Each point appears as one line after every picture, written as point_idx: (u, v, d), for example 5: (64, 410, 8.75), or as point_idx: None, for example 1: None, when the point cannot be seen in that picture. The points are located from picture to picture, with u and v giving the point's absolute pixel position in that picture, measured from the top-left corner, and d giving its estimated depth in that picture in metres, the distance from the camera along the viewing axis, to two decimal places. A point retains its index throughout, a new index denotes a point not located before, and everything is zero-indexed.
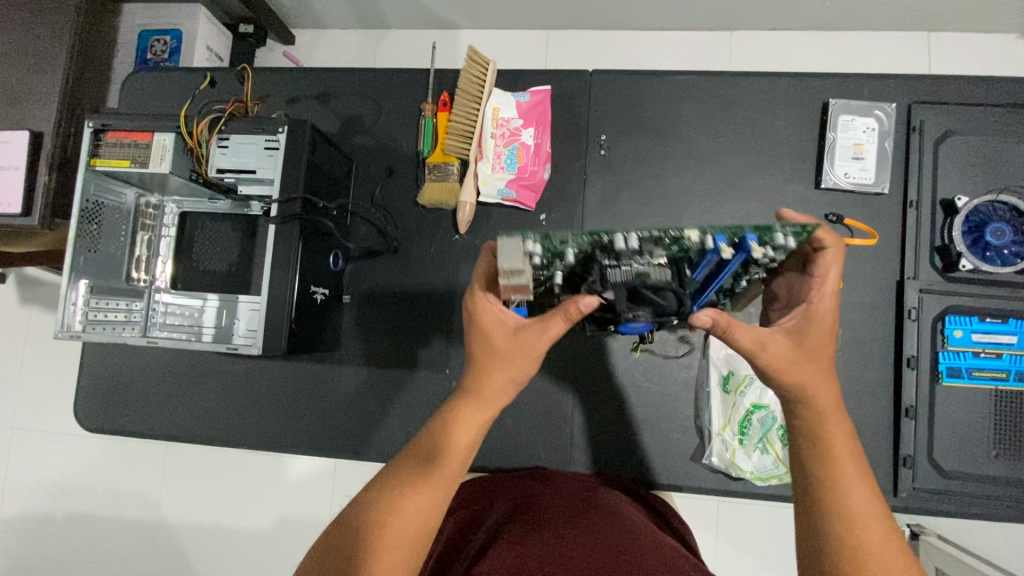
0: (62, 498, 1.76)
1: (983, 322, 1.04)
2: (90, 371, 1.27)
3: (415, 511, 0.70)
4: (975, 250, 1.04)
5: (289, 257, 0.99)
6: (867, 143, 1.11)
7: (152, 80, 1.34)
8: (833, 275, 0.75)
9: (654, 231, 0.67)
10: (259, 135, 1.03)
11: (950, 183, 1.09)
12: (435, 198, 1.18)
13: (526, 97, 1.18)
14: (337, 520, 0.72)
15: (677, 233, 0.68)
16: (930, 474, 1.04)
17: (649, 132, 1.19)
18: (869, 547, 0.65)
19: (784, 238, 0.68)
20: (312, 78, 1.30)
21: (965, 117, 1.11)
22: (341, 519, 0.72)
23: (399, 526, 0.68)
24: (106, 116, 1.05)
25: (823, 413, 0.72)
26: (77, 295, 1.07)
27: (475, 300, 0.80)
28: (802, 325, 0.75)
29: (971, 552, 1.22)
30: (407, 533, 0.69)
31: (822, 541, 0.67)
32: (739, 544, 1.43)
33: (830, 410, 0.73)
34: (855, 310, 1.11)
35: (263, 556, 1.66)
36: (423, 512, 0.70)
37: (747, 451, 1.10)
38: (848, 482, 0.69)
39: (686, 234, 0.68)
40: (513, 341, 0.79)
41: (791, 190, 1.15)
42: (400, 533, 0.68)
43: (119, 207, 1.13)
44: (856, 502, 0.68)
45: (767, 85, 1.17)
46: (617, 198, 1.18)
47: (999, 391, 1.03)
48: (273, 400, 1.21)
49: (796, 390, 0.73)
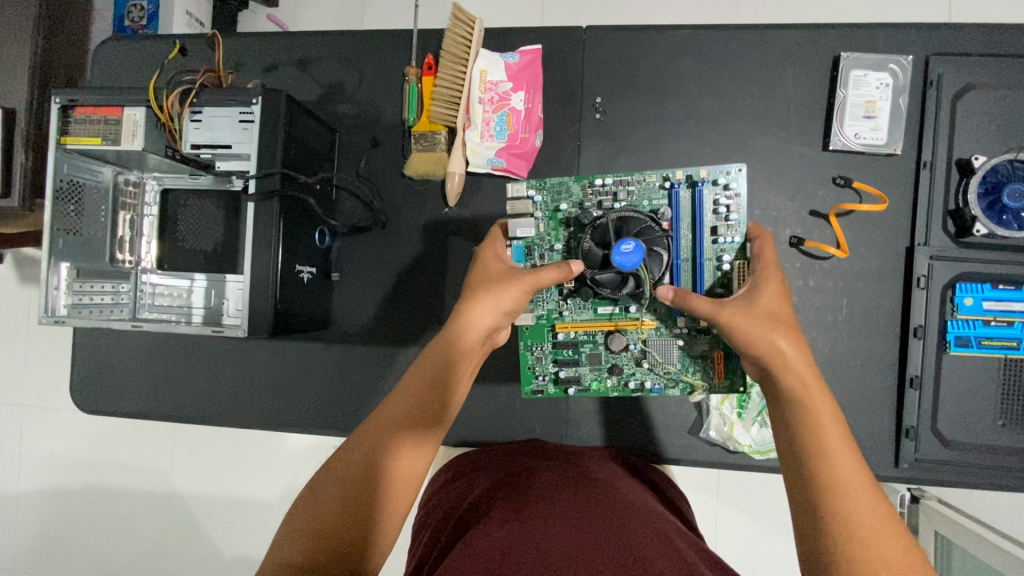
0: (72, 474, 1.79)
1: (995, 289, 1.00)
2: (84, 354, 1.26)
3: (408, 458, 0.76)
4: (991, 215, 0.98)
5: (270, 235, 0.96)
6: (880, 100, 1.03)
7: (121, 49, 1.27)
8: (771, 247, 0.86)
9: (622, 175, 0.94)
10: (233, 108, 0.98)
11: (968, 142, 1.02)
12: (422, 168, 1.13)
13: (515, 57, 1.11)
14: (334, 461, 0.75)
15: (641, 180, 0.94)
16: (933, 445, 1.02)
17: (647, 93, 1.12)
18: (857, 511, 0.63)
19: (724, 180, 0.92)
20: (291, 43, 1.23)
21: (987, 69, 1.03)
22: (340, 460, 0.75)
23: (395, 477, 0.74)
24: (72, 90, 1.00)
25: (800, 378, 0.73)
26: (59, 280, 1.04)
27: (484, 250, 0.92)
28: (754, 291, 0.81)
29: (972, 517, 1.22)
30: (406, 477, 0.75)
31: (810, 507, 0.66)
32: (740, 511, 1.44)
33: (806, 376, 0.73)
34: (862, 279, 1.07)
35: (272, 525, 1.69)
36: (417, 459, 0.77)
37: (745, 425, 1.07)
38: (832, 446, 0.68)
39: (647, 176, 0.94)
40: (507, 291, 0.85)
41: (796, 153, 1.09)
42: (395, 486, 0.74)
43: (97, 185, 1.08)
44: (844, 472, 0.66)
45: (773, 39, 1.09)
46: (613, 164, 1.12)
47: (1008, 360, 1.00)
48: (267, 380, 1.20)
49: (766, 353, 0.75)
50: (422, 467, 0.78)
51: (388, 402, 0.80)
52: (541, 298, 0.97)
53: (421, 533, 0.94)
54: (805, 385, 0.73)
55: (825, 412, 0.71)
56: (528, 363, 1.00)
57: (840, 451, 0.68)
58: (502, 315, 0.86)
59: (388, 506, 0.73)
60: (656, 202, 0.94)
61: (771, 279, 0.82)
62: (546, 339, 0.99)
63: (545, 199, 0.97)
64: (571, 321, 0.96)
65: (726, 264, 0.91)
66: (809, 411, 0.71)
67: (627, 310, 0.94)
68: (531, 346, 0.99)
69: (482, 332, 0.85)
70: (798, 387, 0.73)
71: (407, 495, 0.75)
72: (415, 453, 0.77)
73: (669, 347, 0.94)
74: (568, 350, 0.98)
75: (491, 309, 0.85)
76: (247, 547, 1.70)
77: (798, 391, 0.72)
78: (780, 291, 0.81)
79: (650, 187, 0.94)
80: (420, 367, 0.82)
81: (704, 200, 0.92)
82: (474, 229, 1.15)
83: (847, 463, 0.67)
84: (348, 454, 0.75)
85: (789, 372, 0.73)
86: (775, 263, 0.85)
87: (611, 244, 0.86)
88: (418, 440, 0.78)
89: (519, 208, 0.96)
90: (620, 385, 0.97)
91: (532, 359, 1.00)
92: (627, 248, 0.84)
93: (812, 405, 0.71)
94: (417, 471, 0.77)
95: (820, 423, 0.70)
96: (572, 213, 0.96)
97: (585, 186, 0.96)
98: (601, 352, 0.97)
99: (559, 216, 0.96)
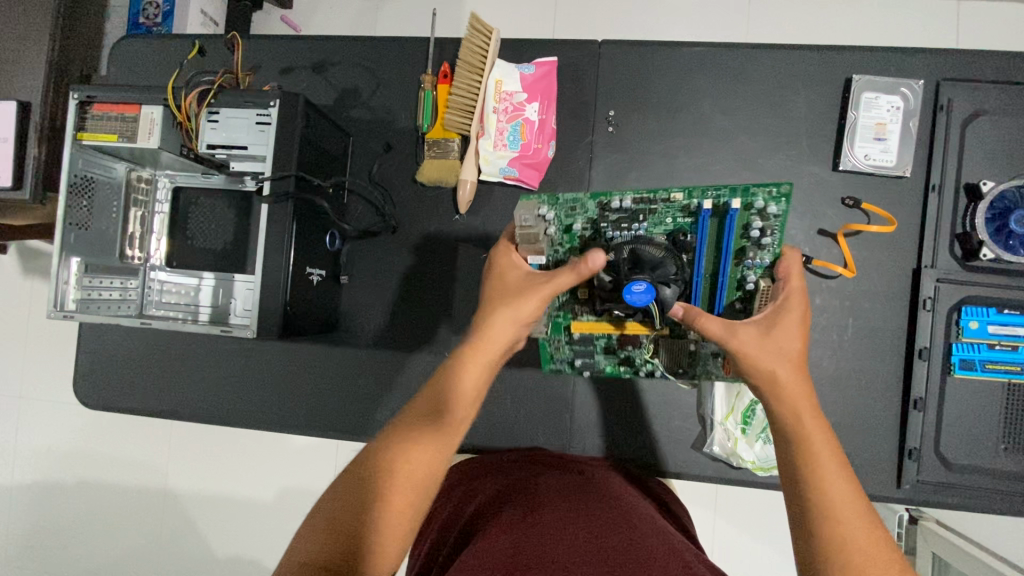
0: (68, 467, 1.78)
1: (1001, 314, 1.00)
2: (88, 348, 1.26)
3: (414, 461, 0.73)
4: (998, 239, 0.99)
5: (283, 236, 0.96)
6: (890, 123, 1.05)
7: (138, 48, 1.28)
8: (795, 274, 0.85)
9: (644, 194, 0.92)
10: (250, 109, 0.99)
11: (976, 167, 1.03)
12: (434, 175, 1.14)
13: (530, 68, 1.12)
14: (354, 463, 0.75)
15: (666, 199, 0.92)
16: (935, 467, 1.02)
17: (660, 108, 1.13)
18: (852, 539, 0.64)
19: (761, 203, 0.88)
20: (308, 46, 1.24)
21: (997, 96, 1.04)
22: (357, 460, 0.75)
23: (408, 480, 0.72)
24: (90, 87, 1.00)
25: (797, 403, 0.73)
26: (69, 274, 1.03)
27: (506, 253, 0.92)
28: (768, 318, 0.80)
29: (970, 540, 1.22)
30: (411, 480, 0.73)
31: (804, 535, 0.66)
32: (738, 527, 1.44)
33: (803, 400, 0.73)
34: (868, 299, 1.07)
35: (267, 526, 1.68)
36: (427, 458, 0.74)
37: (749, 441, 1.07)
38: (829, 474, 0.68)
39: (673, 195, 0.91)
40: (526, 298, 0.83)
41: (807, 173, 1.10)
42: (400, 487, 0.72)
43: (110, 181, 1.08)
44: (840, 500, 0.66)
45: (786, 59, 1.10)
46: (625, 177, 1.13)
47: (1012, 384, 1.00)
48: (273, 381, 1.20)
49: (767, 379, 0.75)
50: (434, 474, 0.75)
51: (406, 407, 0.79)
52: (556, 302, 0.97)
53: (425, 534, 0.95)
54: (806, 415, 0.72)
55: (827, 444, 0.70)
56: (548, 351, 1.03)
57: (841, 484, 0.67)
58: (521, 325, 0.83)
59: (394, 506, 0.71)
60: (680, 221, 0.92)
61: (792, 306, 0.81)
62: (562, 334, 1.00)
63: (558, 215, 0.95)
64: (587, 322, 0.95)
65: (750, 282, 0.90)
66: (810, 443, 0.70)
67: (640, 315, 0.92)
68: (549, 338, 1.01)
69: (502, 344, 0.83)
70: (797, 415, 0.72)
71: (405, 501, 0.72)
72: (430, 457, 0.75)
73: (680, 345, 0.96)
74: (585, 344, 1.00)
75: (511, 319, 0.82)
76: (241, 548, 1.69)
77: (799, 422, 0.72)
78: (795, 318, 0.80)
79: (680, 207, 0.92)
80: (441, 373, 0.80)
81: (735, 223, 0.89)
82: (484, 236, 1.16)
83: (845, 496, 0.67)
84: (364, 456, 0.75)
85: (788, 398, 0.73)
86: (796, 289, 0.83)
87: (623, 279, 0.83)
88: (433, 445, 0.75)
89: (528, 235, 0.91)
90: (632, 373, 1.02)
91: (551, 348, 1.03)
92: (638, 288, 0.80)
93: (814, 437, 0.70)
94: (430, 477, 0.74)
95: (820, 454, 0.69)
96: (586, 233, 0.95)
97: (601, 204, 0.94)
98: (616, 345, 1.00)
99: (574, 234, 0.96)
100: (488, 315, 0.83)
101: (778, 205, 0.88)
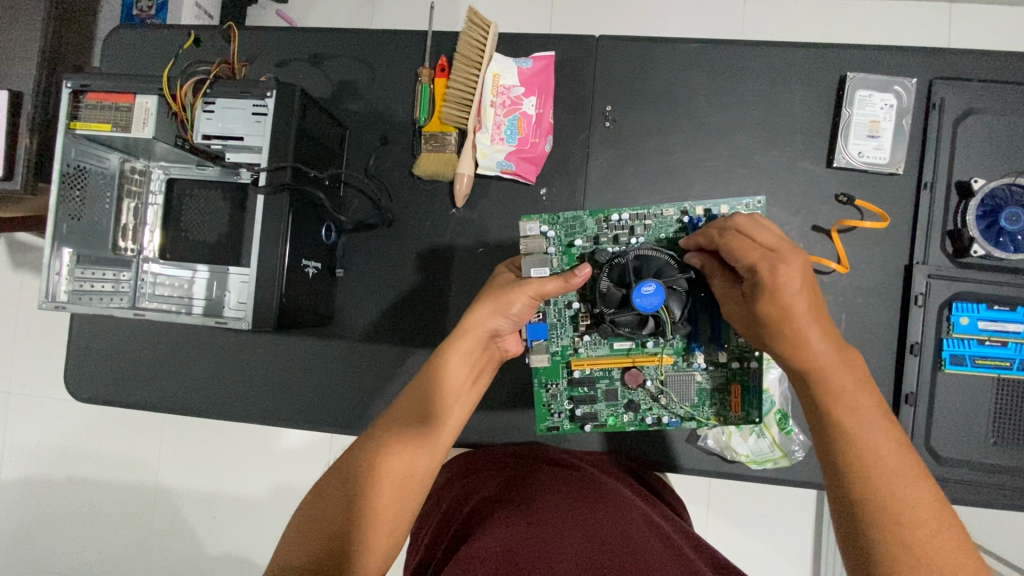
0: (57, 463, 1.76)
1: (991, 309, 1.01)
2: (80, 340, 1.24)
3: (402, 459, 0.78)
4: (989, 236, 1.01)
5: (279, 228, 0.96)
6: (884, 120, 1.06)
7: (133, 37, 1.27)
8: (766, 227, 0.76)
9: (639, 210, 0.95)
10: (246, 100, 0.98)
11: (968, 165, 1.04)
12: (431, 169, 1.14)
13: (528, 62, 1.12)
14: (342, 465, 0.78)
15: (658, 214, 0.95)
16: (926, 461, 1.03)
17: (656, 104, 1.14)
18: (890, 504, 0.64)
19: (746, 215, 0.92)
20: (305, 38, 1.23)
21: (988, 95, 1.05)
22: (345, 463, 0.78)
23: (390, 475, 0.76)
24: (85, 77, 0.99)
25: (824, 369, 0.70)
26: (60, 265, 1.01)
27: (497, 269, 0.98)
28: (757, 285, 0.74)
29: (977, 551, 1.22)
30: (398, 477, 0.76)
31: (841, 497, 0.67)
32: (730, 524, 1.45)
33: (831, 364, 0.70)
34: (861, 294, 1.08)
35: (259, 522, 1.67)
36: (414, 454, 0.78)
37: (743, 435, 1.07)
38: (864, 437, 0.67)
39: (664, 211, 0.95)
40: (506, 301, 0.87)
41: (801, 169, 1.11)
42: (387, 486, 0.75)
43: (103, 172, 1.07)
44: (877, 465, 0.65)
45: (782, 55, 1.11)
46: (621, 172, 1.14)
47: (1002, 379, 1.01)
48: (268, 374, 1.20)
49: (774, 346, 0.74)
50: (421, 471, 0.78)
51: (391, 410, 0.84)
52: (555, 336, 0.97)
53: (423, 529, 0.95)
54: (839, 377, 0.70)
55: (855, 407, 0.69)
56: (544, 400, 1.00)
57: (881, 442, 0.67)
58: (505, 322, 0.87)
59: (381, 506, 0.74)
60: (673, 236, 0.95)
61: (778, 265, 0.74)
62: (561, 377, 0.98)
63: (558, 234, 0.96)
64: (586, 359, 0.96)
65: None
66: (843, 409, 0.69)
67: (642, 347, 0.94)
68: (546, 383, 0.99)
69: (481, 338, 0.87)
70: (825, 378, 0.70)
71: (392, 494, 0.75)
72: (410, 453, 0.78)
73: (688, 383, 0.94)
74: (584, 387, 0.98)
75: (493, 315, 0.86)
76: (233, 544, 1.68)
77: (834, 384, 0.70)
78: (788, 284, 0.71)
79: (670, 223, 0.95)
80: (423, 378, 0.86)
81: None
82: (481, 231, 1.16)
83: (891, 458, 0.66)
84: (353, 458, 0.79)
85: (815, 367, 0.70)
86: (775, 239, 0.74)
87: (630, 283, 0.86)
88: (412, 442, 0.79)
89: (532, 245, 0.93)
90: (637, 421, 0.97)
91: (548, 397, 0.99)
92: (648, 287, 0.84)
93: (848, 400, 0.69)
94: (411, 472, 0.77)
95: (854, 416, 0.68)
96: (587, 251, 0.96)
97: (601, 220, 0.96)
98: (619, 389, 0.97)
99: (573, 251, 0.96)
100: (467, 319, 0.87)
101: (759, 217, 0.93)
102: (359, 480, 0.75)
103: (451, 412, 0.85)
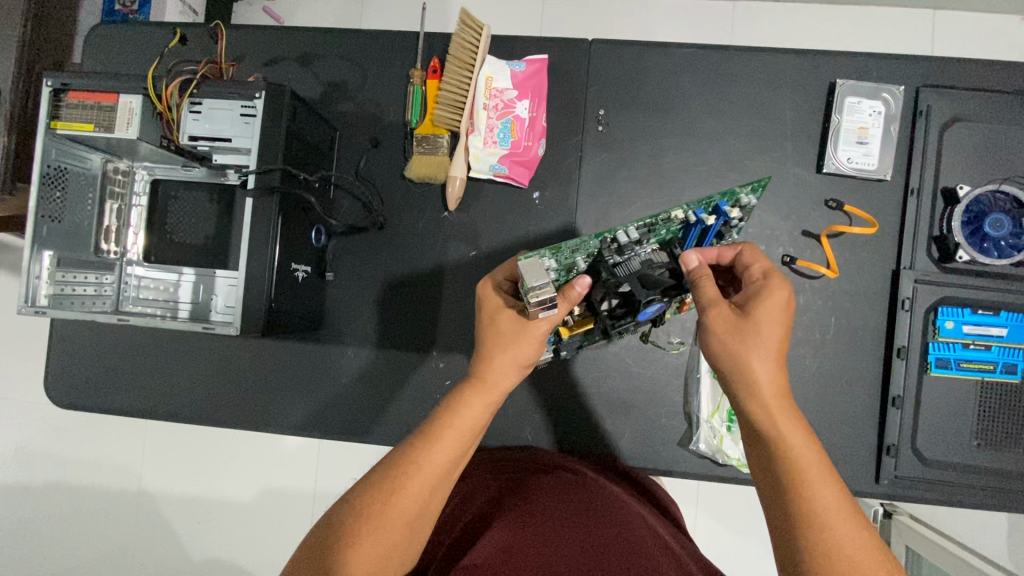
0: (35, 469, 1.71)
1: (975, 314, 1.03)
2: (60, 344, 1.21)
3: (408, 499, 0.67)
4: (973, 241, 1.03)
5: (268, 230, 0.94)
6: (872, 127, 1.07)
7: (115, 34, 1.24)
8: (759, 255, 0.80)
9: (646, 219, 0.85)
10: (235, 101, 0.96)
11: (953, 172, 1.06)
12: (423, 171, 1.13)
13: (521, 66, 1.11)
14: (337, 501, 0.69)
15: (665, 216, 0.86)
16: (913, 463, 1.04)
17: (648, 108, 1.14)
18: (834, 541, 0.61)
19: (744, 200, 0.87)
20: (294, 37, 1.21)
21: (972, 103, 1.07)
22: (341, 500, 0.69)
23: (393, 514, 0.66)
24: (65, 75, 0.95)
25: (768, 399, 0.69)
26: (41, 269, 0.98)
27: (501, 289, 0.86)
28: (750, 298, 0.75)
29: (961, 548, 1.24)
30: (405, 517, 0.66)
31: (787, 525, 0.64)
32: (720, 526, 1.46)
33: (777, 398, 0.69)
34: (849, 299, 1.10)
35: (247, 527, 1.65)
36: (423, 495, 0.68)
37: (734, 438, 1.09)
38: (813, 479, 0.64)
39: (671, 212, 0.86)
40: (522, 339, 0.79)
41: (791, 174, 1.12)
42: (388, 525, 0.66)
43: (85, 172, 1.03)
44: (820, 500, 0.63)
45: (772, 61, 1.12)
46: (613, 176, 1.14)
47: (985, 382, 1.03)
48: (256, 380, 1.18)
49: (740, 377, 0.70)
50: (430, 511, 0.69)
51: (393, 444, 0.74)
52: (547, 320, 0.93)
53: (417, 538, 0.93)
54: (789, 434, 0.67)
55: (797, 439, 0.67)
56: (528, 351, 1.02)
57: (827, 494, 0.64)
58: (519, 359, 0.79)
59: (380, 546, 0.65)
60: (672, 229, 0.90)
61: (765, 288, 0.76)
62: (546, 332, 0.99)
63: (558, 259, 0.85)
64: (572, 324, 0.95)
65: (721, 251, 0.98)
66: (787, 455, 0.66)
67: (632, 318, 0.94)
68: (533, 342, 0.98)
69: (498, 383, 0.77)
70: (773, 426, 0.68)
71: (393, 536, 0.66)
72: (424, 492, 0.68)
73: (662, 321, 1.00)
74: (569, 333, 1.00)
75: (504, 354, 0.78)
76: (221, 551, 1.66)
77: (780, 434, 0.67)
78: (779, 297, 0.72)
79: (669, 217, 0.87)
80: (434, 411, 0.75)
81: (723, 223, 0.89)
82: (473, 234, 1.15)
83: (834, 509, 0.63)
84: (355, 491, 0.69)
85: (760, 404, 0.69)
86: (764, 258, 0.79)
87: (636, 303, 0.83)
88: (427, 480, 0.68)
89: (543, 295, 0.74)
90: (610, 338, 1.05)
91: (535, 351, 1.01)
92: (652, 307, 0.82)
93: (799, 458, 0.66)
94: (419, 511, 0.68)
95: (801, 468, 0.65)
96: (589, 270, 0.89)
97: (606, 241, 0.85)
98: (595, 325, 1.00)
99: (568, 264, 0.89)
100: (483, 357, 0.79)
101: (757, 193, 0.89)
102: (356, 518, 0.66)
103: (464, 455, 0.73)
